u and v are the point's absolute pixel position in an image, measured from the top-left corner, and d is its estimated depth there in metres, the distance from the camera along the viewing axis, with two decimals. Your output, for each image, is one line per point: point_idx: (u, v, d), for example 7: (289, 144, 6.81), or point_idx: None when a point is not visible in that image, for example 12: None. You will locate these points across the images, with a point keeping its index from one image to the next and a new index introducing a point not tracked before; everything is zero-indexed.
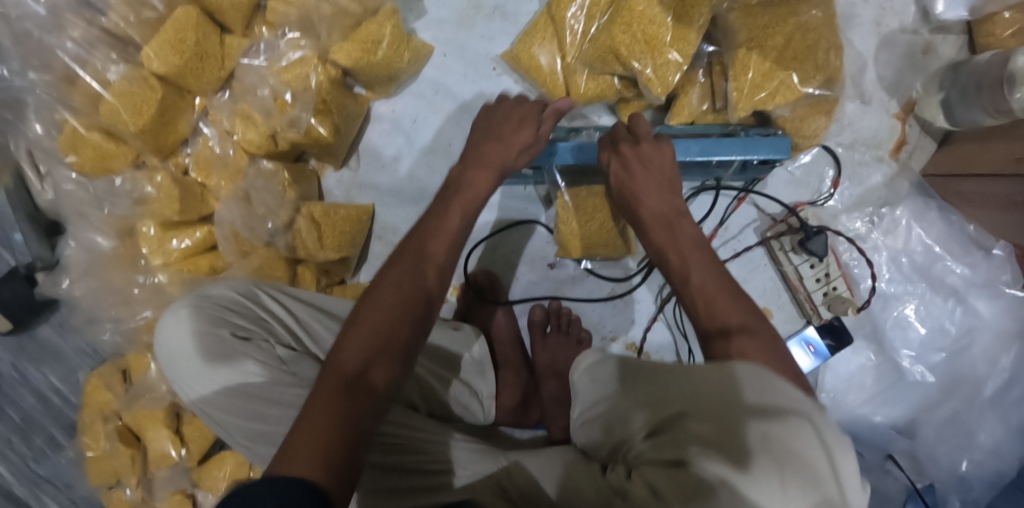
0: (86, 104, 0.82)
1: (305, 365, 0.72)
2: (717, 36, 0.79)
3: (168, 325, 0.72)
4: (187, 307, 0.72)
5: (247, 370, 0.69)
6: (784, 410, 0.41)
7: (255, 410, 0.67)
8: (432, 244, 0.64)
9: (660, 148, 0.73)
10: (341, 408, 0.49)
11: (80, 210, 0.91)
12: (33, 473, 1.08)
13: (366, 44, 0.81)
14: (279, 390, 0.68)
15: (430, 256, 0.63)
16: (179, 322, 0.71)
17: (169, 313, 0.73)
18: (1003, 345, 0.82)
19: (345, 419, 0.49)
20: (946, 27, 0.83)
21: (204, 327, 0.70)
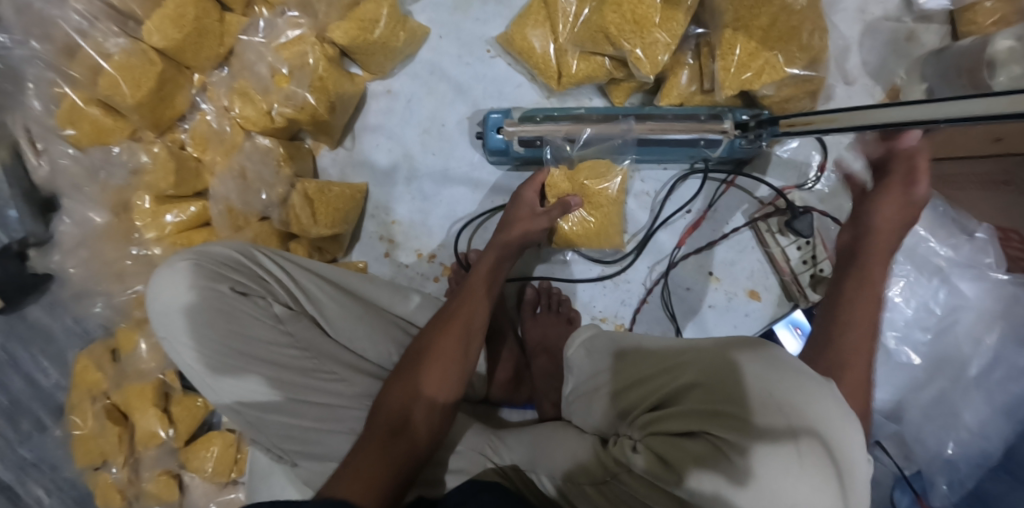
0: (85, 75, 0.83)
1: (299, 325, 0.78)
2: (706, 17, 0.81)
3: (167, 277, 0.76)
4: (188, 260, 0.77)
5: (247, 324, 0.75)
6: (795, 432, 0.44)
7: (249, 369, 0.74)
8: (463, 309, 0.72)
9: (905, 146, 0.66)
10: (382, 454, 0.60)
11: (75, 184, 0.92)
12: (20, 457, 1.08)
13: (363, 23, 0.83)
14: (274, 349, 0.75)
15: (466, 310, 0.71)
16: (180, 276, 0.75)
17: (169, 263, 0.77)
18: (987, 324, 0.83)
19: (386, 463, 0.60)
20: (929, 16, 0.85)
21: (204, 281, 0.75)
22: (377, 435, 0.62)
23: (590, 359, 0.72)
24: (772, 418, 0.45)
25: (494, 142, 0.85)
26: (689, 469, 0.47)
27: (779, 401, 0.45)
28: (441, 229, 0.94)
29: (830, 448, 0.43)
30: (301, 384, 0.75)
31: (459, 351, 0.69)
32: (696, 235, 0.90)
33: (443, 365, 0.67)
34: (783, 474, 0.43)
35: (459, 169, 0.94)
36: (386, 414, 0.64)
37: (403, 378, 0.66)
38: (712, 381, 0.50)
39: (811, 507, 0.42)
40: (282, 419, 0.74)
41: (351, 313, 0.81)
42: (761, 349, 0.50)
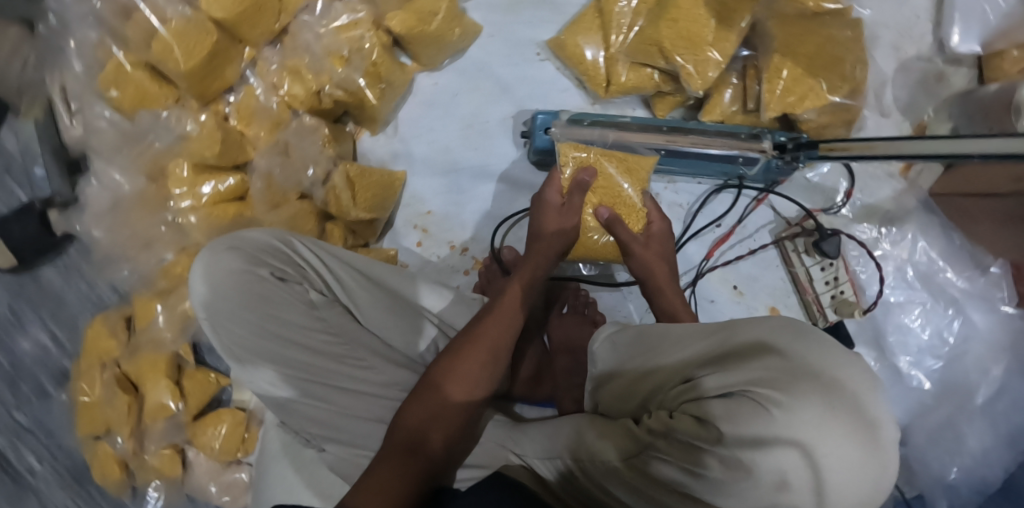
0: (140, 39, 0.84)
1: (335, 313, 0.76)
2: (756, 41, 0.84)
3: (204, 261, 0.71)
4: (222, 246, 0.71)
5: (282, 312, 0.71)
6: (821, 416, 0.47)
7: (282, 354, 0.72)
8: (488, 328, 0.70)
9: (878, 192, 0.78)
10: (401, 465, 0.60)
11: (112, 147, 0.92)
12: (15, 421, 1.05)
13: (422, 15, 0.85)
14: (309, 334, 0.73)
15: (488, 334, 0.69)
16: (215, 259, 0.70)
17: (204, 250, 0.72)
18: (994, 356, 0.87)
19: (405, 474, 0.59)
20: (959, 60, 0.89)
21: (240, 268, 0.70)
22: (396, 453, 0.61)
23: (614, 353, 0.73)
24: (806, 378, 0.49)
25: (539, 141, 0.87)
26: (726, 429, 0.51)
27: (813, 365, 0.50)
28: (474, 223, 0.95)
29: (861, 411, 0.47)
30: (334, 370, 0.73)
31: (478, 375, 0.67)
32: (724, 248, 0.93)
33: (461, 383, 0.66)
34: (818, 429, 0.47)
35: (498, 167, 0.95)
36: (404, 434, 0.63)
37: (424, 399, 0.64)
38: (747, 348, 0.54)
39: (842, 453, 0.46)
40: (313, 403, 0.73)
41: (382, 305, 0.78)
42: (796, 333, 0.53)
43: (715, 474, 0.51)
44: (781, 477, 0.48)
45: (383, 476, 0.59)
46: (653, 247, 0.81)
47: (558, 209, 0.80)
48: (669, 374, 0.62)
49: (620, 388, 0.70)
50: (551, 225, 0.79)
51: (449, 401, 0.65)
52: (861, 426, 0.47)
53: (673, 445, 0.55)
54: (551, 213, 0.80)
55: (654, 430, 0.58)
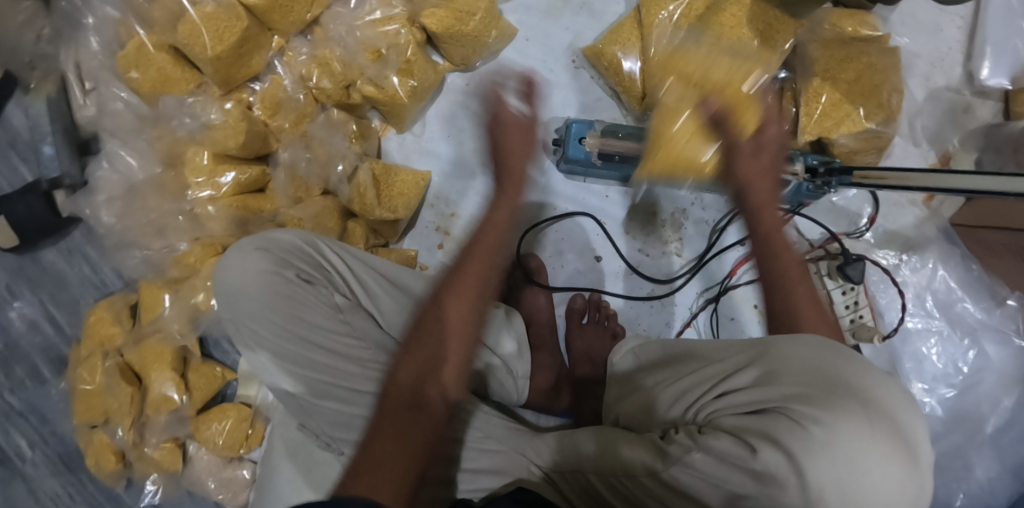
0: (165, 19, 0.80)
1: (359, 317, 0.71)
2: (794, 63, 0.85)
3: (232, 259, 0.68)
4: (251, 245, 0.69)
5: (307, 314, 0.68)
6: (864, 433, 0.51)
7: (305, 357, 0.68)
8: (471, 264, 0.63)
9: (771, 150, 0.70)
10: (402, 433, 0.54)
11: (126, 129, 0.88)
12: (6, 405, 1.01)
13: (460, 13, 0.83)
14: (333, 338, 0.69)
15: (473, 278, 0.61)
16: (243, 257, 0.68)
17: (232, 247, 0.69)
18: (1005, 388, 0.89)
19: (409, 443, 0.54)
20: (985, 92, 0.90)
21: (267, 267, 0.67)
22: (398, 415, 0.56)
23: (637, 365, 0.78)
24: (846, 395, 0.53)
25: (572, 150, 0.85)
26: (765, 441, 0.53)
27: (852, 384, 0.54)
28: None
29: (897, 429, 0.52)
30: (358, 375, 0.69)
31: (467, 317, 0.60)
32: (746, 267, 0.93)
33: (454, 324, 0.60)
34: (858, 441, 0.51)
35: None
36: (409, 386, 0.58)
37: (418, 352, 0.59)
38: (784, 366, 0.58)
39: (881, 471, 0.50)
40: (335, 407, 0.69)
41: (404, 310, 0.73)
42: (834, 351, 0.57)
43: (754, 485, 0.54)
44: (819, 487, 0.51)
45: (383, 441, 0.54)
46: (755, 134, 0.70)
47: (528, 136, 0.65)
48: (696, 388, 0.64)
49: (636, 405, 0.72)
50: (516, 147, 0.64)
51: (438, 350, 0.59)
52: (899, 442, 0.51)
53: (707, 456, 0.56)
54: (519, 136, 0.64)
55: (683, 442, 0.59)
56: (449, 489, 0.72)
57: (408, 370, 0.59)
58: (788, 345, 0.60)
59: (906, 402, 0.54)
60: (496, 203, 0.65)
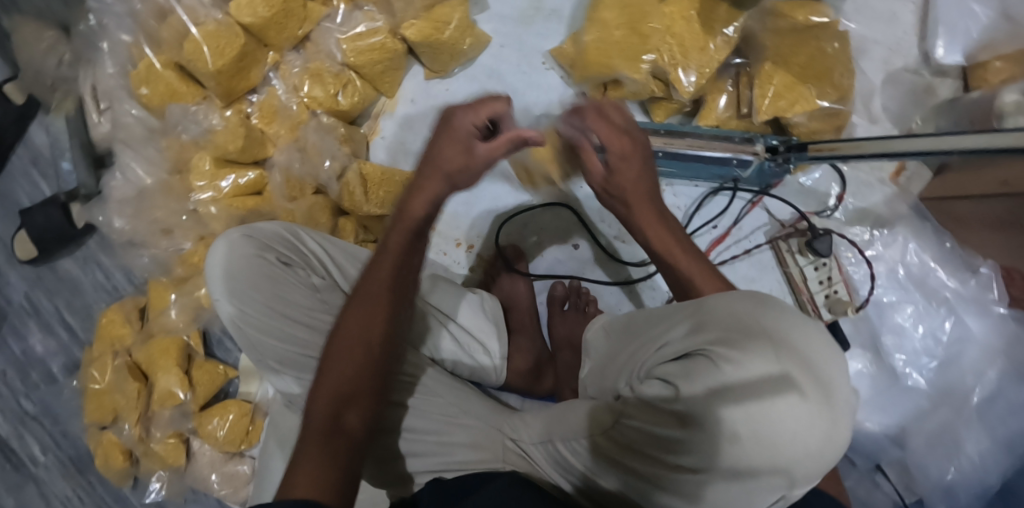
0: (173, 39, 0.90)
1: (335, 296, 0.80)
2: (747, 49, 0.90)
3: (217, 246, 0.74)
4: (237, 232, 0.75)
5: (288, 294, 0.75)
6: (772, 374, 0.45)
7: (288, 332, 0.75)
8: (377, 269, 0.63)
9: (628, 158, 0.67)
10: (328, 451, 0.55)
11: (137, 142, 0.97)
12: (22, 410, 1.08)
13: (437, 24, 0.91)
14: (312, 315, 0.77)
15: (386, 281, 0.63)
16: (230, 243, 0.74)
17: (219, 236, 0.75)
18: (989, 359, 0.89)
19: (334, 457, 0.55)
20: (944, 71, 0.93)
21: (252, 250, 0.74)
22: (322, 423, 0.57)
23: (606, 340, 0.76)
24: (757, 335, 0.48)
25: None
26: (686, 392, 0.48)
27: (764, 328, 0.49)
28: (482, 224, 0.99)
29: (811, 369, 0.47)
30: None
31: (387, 319, 0.62)
32: (720, 248, 0.97)
33: (366, 332, 0.61)
34: (769, 381, 0.45)
35: (506, 168, 0.99)
36: (331, 388, 0.59)
37: (348, 353, 0.60)
38: (707, 314, 0.54)
39: (796, 416, 0.45)
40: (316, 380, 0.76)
41: None
42: (755, 298, 0.52)
43: (677, 431, 0.48)
44: (735, 429, 0.46)
45: (313, 447, 0.55)
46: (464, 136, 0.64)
47: (465, 156, 0.64)
48: (642, 353, 0.61)
49: (596, 371, 0.74)
50: (449, 160, 0.64)
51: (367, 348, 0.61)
52: (808, 379, 0.46)
53: (641, 409, 0.53)
54: (444, 155, 0.64)
55: (629, 399, 0.55)
56: (398, 464, 0.76)
57: (334, 374, 0.60)
58: (715, 299, 0.55)
59: (827, 346, 0.49)
60: (406, 198, 0.65)
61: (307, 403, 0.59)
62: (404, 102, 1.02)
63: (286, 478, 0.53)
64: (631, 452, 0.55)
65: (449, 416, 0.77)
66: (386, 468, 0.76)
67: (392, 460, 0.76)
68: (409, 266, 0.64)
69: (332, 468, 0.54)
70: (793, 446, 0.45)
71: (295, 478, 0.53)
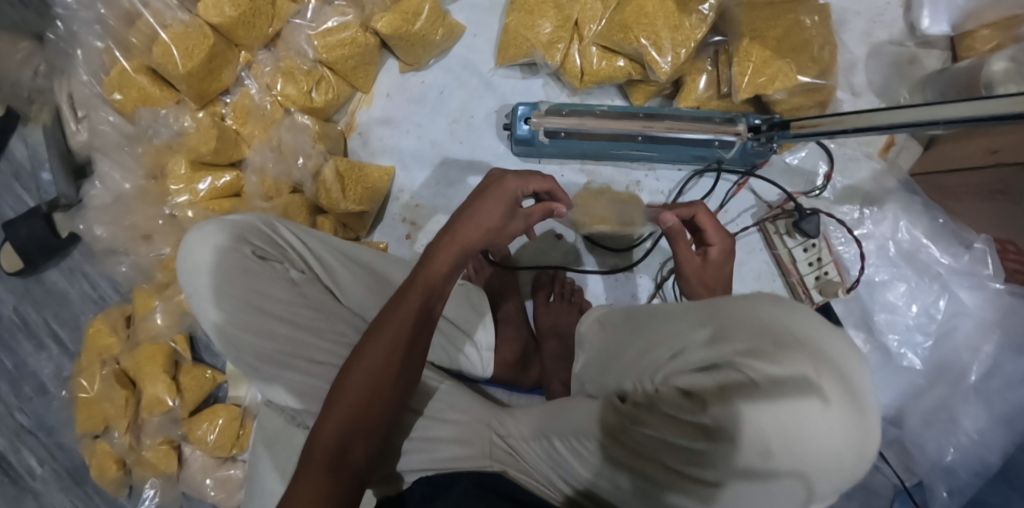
0: (142, 43, 0.89)
1: (315, 289, 0.77)
2: (724, 27, 0.87)
3: (192, 239, 0.74)
4: (211, 225, 0.74)
5: (264, 288, 0.73)
6: (806, 392, 0.41)
7: (261, 326, 0.72)
8: (399, 301, 0.60)
9: (722, 258, 0.73)
10: (327, 483, 0.55)
11: (115, 149, 0.97)
12: (16, 423, 1.09)
13: (407, 15, 0.90)
14: (289, 308, 0.74)
15: (405, 321, 0.59)
16: (203, 235, 0.73)
17: (193, 229, 0.75)
18: (984, 334, 0.86)
19: (332, 495, 0.55)
20: (930, 42, 0.91)
21: (223, 245, 0.73)
22: (318, 471, 0.55)
23: (602, 333, 0.73)
24: (776, 342, 0.43)
25: (519, 132, 0.89)
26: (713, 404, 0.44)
27: (783, 338, 0.43)
28: None
29: (844, 379, 0.42)
30: (318, 347, 0.74)
31: (392, 369, 0.58)
32: None
33: (367, 373, 0.58)
34: (797, 393, 0.40)
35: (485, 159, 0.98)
36: (328, 441, 0.57)
37: (342, 404, 0.57)
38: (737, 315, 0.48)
39: (827, 427, 0.41)
40: (294, 376, 0.74)
41: (364, 283, 0.79)
42: (778, 304, 0.47)
43: (702, 443, 0.46)
44: (763, 445, 0.42)
45: (303, 493, 0.54)
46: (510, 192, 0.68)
47: (482, 227, 0.65)
48: (655, 350, 0.56)
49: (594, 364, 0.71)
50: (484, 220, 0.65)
51: (376, 396, 0.58)
52: (842, 388, 0.41)
53: (657, 416, 0.49)
54: (468, 223, 0.64)
55: (639, 402, 0.52)
56: (397, 459, 0.75)
57: (328, 429, 0.57)
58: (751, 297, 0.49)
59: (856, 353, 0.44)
60: (438, 249, 0.63)
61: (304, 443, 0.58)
62: (380, 97, 1.00)
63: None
64: (646, 457, 0.52)
65: (436, 413, 0.77)
66: (391, 461, 0.76)
67: (391, 457, 0.76)
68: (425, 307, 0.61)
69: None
70: (829, 459, 0.41)
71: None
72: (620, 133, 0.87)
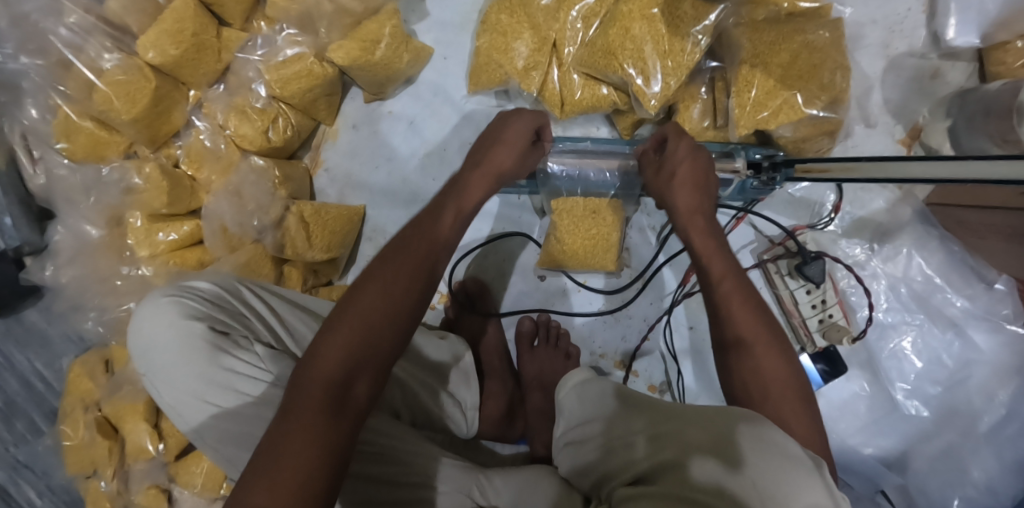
0: (79, 90, 0.81)
1: (282, 364, 0.70)
2: (721, 50, 0.78)
3: (146, 313, 0.71)
4: (166, 297, 0.71)
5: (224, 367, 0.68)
6: None
7: (223, 409, 0.68)
8: (403, 259, 0.58)
9: (693, 156, 0.68)
10: (322, 437, 0.49)
11: (69, 197, 0.90)
12: (12, 458, 1.05)
13: (365, 43, 0.80)
14: (252, 388, 0.68)
15: (407, 276, 0.57)
16: (157, 310, 0.70)
17: (146, 301, 0.72)
18: (1001, 380, 0.80)
19: (326, 451, 0.49)
20: (956, 54, 0.82)
21: (181, 317, 0.69)
22: (305, 413, 0.49)
23: (581, 406, 0.66)
24: (744, 489, 0.44)
25: None
26: None
27: (751, 489, 0.44)
28: None
29: None
30: None
31: (397, 300, 0.56)
32: None
33: (376, 305, 0.55)
34: None
35: None
36: (320, 373, 0.51)
37: (349, 326, 0.53)
38: (723, 445, 0.48)
39: None
40: None
41: None
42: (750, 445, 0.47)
43: None
44: None
45: (281, 442, 0.48)
46: (521, 122, 0.71)
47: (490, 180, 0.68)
48: (621, 462, 0.56)
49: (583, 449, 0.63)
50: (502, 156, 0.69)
51: (377, 347, 0.54)
52: None
53: None
54: (476, 180, 0.67)
55: None
56: None
57: (325, 346, 0.53)
58: (732, 423, 0.50)
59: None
60: (453, 204, 0.64)
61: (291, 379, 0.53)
62: (346, 129, 0.93)
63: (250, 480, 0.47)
64: None
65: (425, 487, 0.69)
66: None
67: None
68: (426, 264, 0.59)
69: (313, 471, 0.47)
70: None
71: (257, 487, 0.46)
72: (604, 171, 0.80)
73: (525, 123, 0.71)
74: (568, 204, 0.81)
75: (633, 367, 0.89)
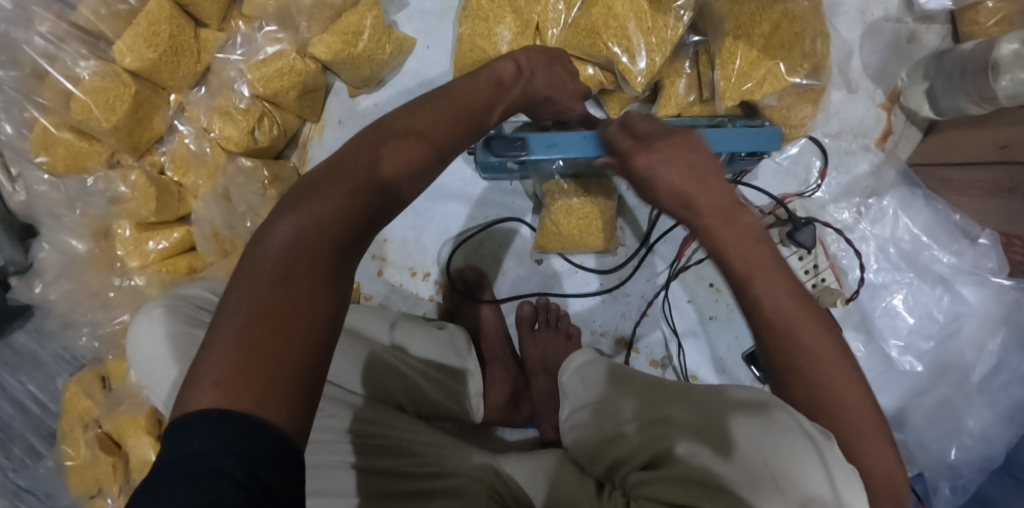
0: (57, 100, 0.79)
1: None
2: (705, 26, 0.79)
3: (140, 325, 0.69)
4: (159, 306, 0.69)
5: None
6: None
7: None
8: (378, 147, 0.48)
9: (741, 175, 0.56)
10: (291, 327, 0.41)
11: (52, 211, 0.87)
12: (12, 484, 1.01)
13: (347, 36, 0.79)
14: None
15: (377, 164, 0.47)
16: (151, 320, 0.68)
17: (140, 312, 0.70)
18: (989, 330, 0.82)
19: (303, 343, 0.41)
20: (930, 16, 0.85)
21: (175, 326, 0.67)
22: (265, 298, 0.41)
23: (584, 387, 0.65)
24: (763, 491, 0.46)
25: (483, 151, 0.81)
26: None
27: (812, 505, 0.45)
28: (436, 248, 0.93)
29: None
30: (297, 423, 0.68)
31: (369, 189, 0.46)
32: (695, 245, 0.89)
33: (340, 191, 0.45)
34: None
35: (452, 185, 0.93)
36: (280, 257, 0.43)
37: (310, 207, 0.44)
38: (714, 440, 0.50)
39: None
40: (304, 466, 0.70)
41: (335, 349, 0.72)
42: (768, 425, 0.49)
43: None
44: None
45: (235, 330, 0.40)
46: (552, 68, 0.66)
47: (493, 82, 0.57)
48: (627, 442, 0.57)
49: (596, 433, 0.61)
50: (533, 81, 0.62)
51: (341, 234, 0.44)
52: None
53: None
54: (478, 81, 0.56)
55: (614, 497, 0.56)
56: None
57: (286, 230, 0.43)
58: (728, 418, 0.51)
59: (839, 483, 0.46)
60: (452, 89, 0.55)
61: (241, 259, 0.44)
62: (332, 125, 0.93)
63: (201, 380, 0.39)
64: None
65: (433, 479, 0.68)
66: None
67: None
68: (407, 170, 0.48)
69: (292, 355, 0.40)
70: None
71: (210, 385, 0.39)
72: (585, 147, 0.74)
73: (562, 75, 0.66)
74: (554, 184, 0.81)
75: (634, 343, 0.90)
